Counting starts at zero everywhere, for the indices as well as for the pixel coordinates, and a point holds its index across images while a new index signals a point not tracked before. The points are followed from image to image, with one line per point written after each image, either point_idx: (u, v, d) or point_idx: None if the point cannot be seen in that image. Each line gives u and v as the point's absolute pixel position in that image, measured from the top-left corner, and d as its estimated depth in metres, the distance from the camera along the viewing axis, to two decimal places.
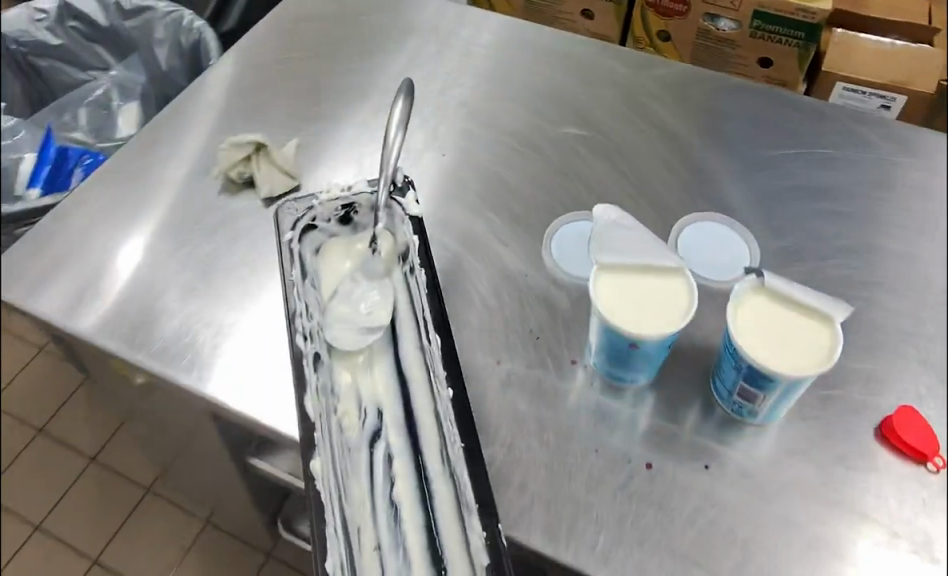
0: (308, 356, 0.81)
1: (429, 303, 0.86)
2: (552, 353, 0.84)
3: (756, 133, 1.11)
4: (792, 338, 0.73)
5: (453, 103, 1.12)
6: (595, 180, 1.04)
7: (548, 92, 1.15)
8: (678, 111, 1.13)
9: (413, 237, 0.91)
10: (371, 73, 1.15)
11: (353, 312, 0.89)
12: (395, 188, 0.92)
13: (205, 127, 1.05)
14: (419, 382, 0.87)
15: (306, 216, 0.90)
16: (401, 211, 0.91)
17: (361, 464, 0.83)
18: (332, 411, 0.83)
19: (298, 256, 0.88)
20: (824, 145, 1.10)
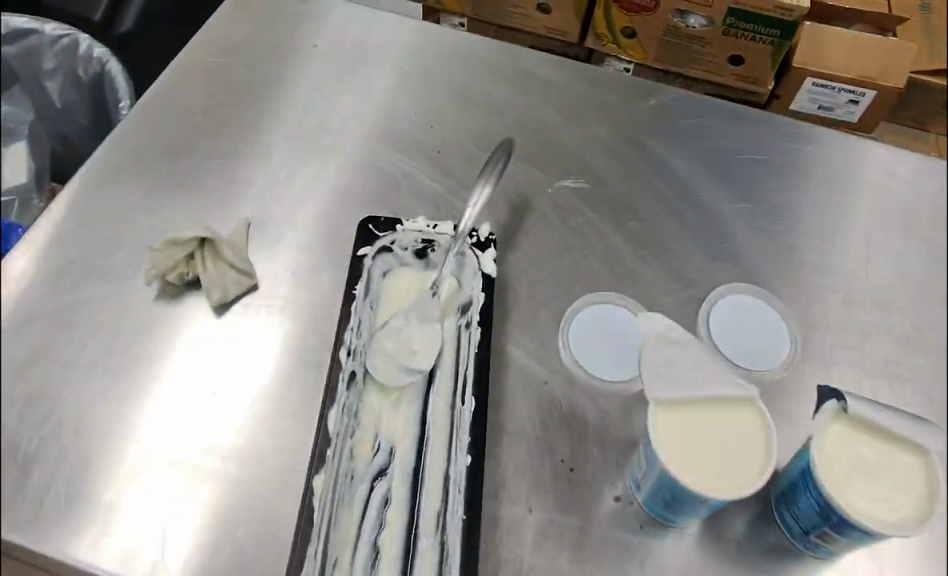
0: (343, 373, 0.74)
1: (473, 370, 0.75)
2: (589, 489, 0.71)
3: (777, 170, 0.97)
4: (884, 479, 0.62)
5: (430, 154, 0.95)
6: (606, 241, 0.88)
7: (535, 132, 0.98)
8: (687, 146, 0.99)
9: (480, 295, 0.80)
10: (325, 118, 0.96)
11: (397, 346, 0.78)
12: (477, 240, 0.83)
13: (125, 212, 0.84)
14: (440, 437, 0.75)
15: (385, 237, 0.82)
16: (475, 263, 0.82)
17: (357, 495, 0.71)
18: (348, 433, 0.72)
19: (366, 276, 0.80)
20: (854, 184, 0.96)
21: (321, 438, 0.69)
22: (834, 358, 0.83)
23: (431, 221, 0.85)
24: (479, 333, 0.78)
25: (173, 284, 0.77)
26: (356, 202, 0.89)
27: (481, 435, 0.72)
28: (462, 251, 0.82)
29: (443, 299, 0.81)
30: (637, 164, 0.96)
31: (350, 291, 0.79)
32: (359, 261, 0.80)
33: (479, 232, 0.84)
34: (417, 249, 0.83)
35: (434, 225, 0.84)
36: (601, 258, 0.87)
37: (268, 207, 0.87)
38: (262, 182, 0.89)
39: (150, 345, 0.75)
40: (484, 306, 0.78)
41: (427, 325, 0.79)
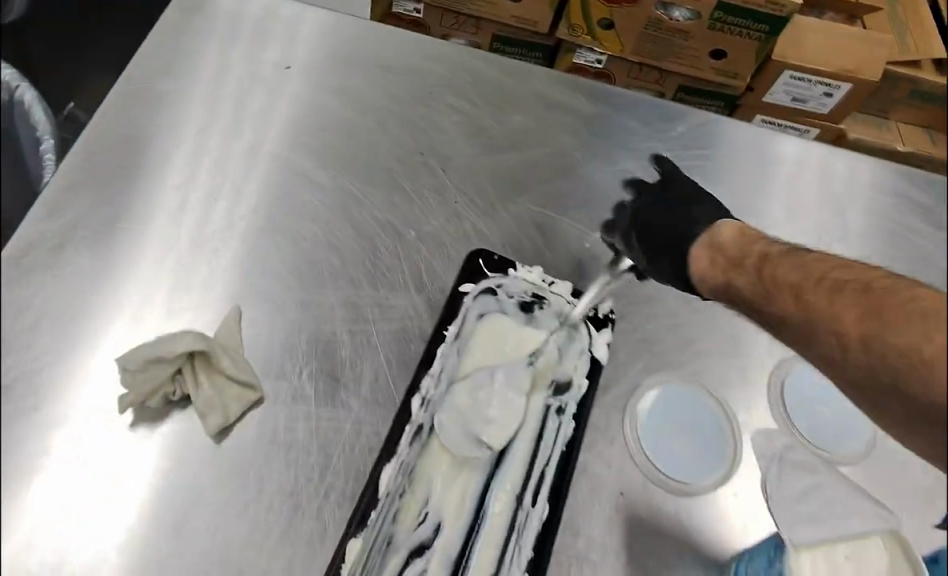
0: (412, 426, 0.64)
1: (555, 463, 0.65)
2: None
3: (821, 208, 0.89)
4: None
5: (442, 203, 0.80)
6: (659, 304, 0.77)
7: (557, 173, 0.86)
8: (722, 183, 0.89)
9: (583, 380, 0.68)
10: (316, 165, 0.80)
11: (471, 406, 0.65)
12: (593, 315, 0.71)
13: (87, 308, 0.67)
14: (497, 529, 0.62)
15: (493, 278, 0.73)
16: (585, 342, 0.70)
17: (389, 569, 0.59)
18: (398, 492, 0.61)
19: (463, 312, 0.71)
20: (898, 224, 0.90)
21: (368, 495, 0.60)
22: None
23: (549, 277, 0.74)
24: (574, 425, 0.66)
25: (158, 406, 0.62)
26: (365, 271, 0.74)
27: (547, 547, 0.60)
28: (574, 320, 0.71)
29: (538, 369, 0.68)
30: None
31: (443, 328, 0.69)
32: (458, 296, 0.71)
33: (597, 307, 0.72)
34: (523, 301, 0.72)
35: (551, 281, 0.74)
36: (659, 326, 0.76)
37: (260, 287, 0.71)
38: (250, 252, 0.73)
39: (124, 467, 0.60)
40: (585, 400, 0.67)
41: (513, 393, 0.66)
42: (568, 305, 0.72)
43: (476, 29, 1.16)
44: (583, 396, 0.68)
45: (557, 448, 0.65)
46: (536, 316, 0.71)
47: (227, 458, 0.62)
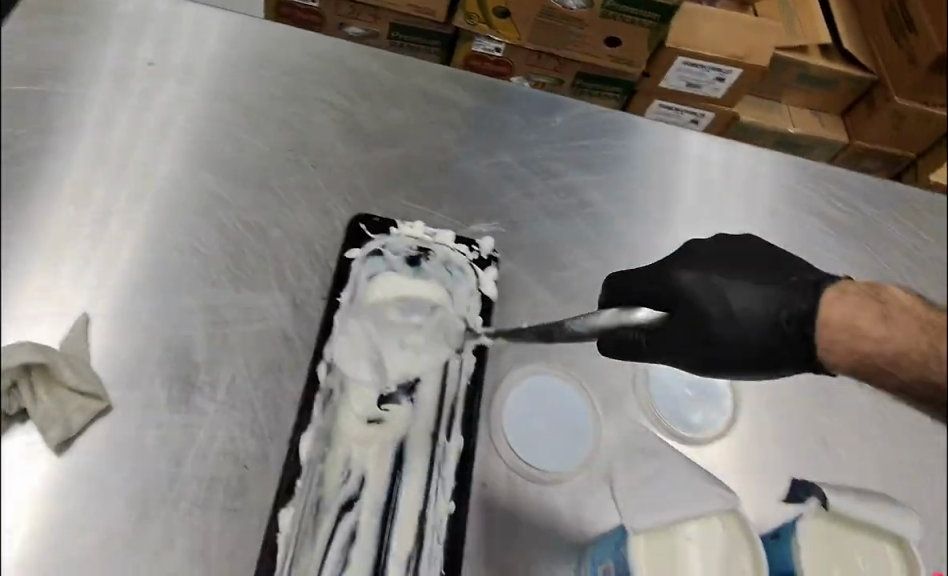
0: (321, 390, 0.65)
1: (463, 406, 0.67)
2: None
3: (695, 200, 0.92)
4: None
5: (311, 200, 0.79)
6: (526, 298, 0.80)
7: (430, 166, 0.85)
8: (597, 173, 0.91)
9: (476, 317, 0.71)
10: (176, 162, 0.78)
11: (375, 363, 0.68)
12: (476, 256, 0.73)
13: None
14: (418, 473, 0.66)
15: (377, 239, 0.72)
16: (474, 284, 0.72)
17: (321, 531, 0.62)
18: (319, 457, 0.63)
19: (353, 279, 0.70)
20: (762, 212, 0.94)
21: (291, 466, 0.61)
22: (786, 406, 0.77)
23: (431, 228, 0.73)
24: (474, 360, 0.69)
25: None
26: (227, 272, 0.73)
27: (467, 478, 0.64)
28: (459, 265, 0.73)
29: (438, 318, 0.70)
30: (547, 199, 0.87)
31: (335, 295, 0.69)
32: (345, 263, 0.70)
33: (480, 247, 0.73)
34: (410, 256, 0.72)
35: (434, 232, 0.73)
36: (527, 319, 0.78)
37: (118, 293, 0.69)
38: (109, 258, 0.71)
39: None
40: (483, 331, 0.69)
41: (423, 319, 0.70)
42: (451, 252, 0.73)
43: (374, 17, 0.88)
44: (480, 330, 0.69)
45: (461, 387, 0.68)
46: (425, 269, 0.72)
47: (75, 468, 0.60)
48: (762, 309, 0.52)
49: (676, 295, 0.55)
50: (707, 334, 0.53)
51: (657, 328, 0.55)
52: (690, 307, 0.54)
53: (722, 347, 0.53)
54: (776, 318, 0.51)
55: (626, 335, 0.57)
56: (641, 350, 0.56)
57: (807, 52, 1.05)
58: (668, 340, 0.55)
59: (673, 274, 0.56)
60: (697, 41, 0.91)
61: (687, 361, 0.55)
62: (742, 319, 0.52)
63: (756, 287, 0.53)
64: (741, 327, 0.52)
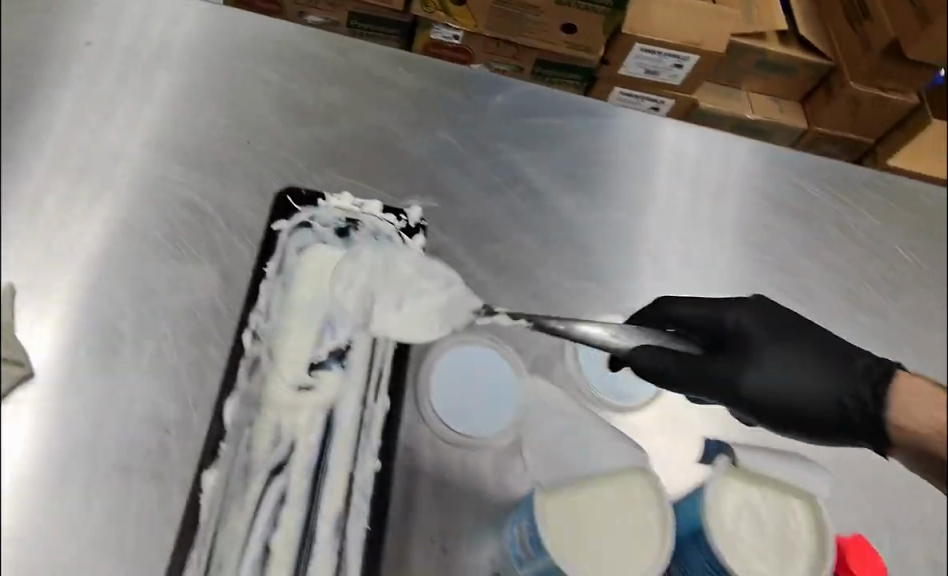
0: (246, 358, 0.65)
1: (389, 369, 0.68)
2: (464, 561, 0.64)
3: (637, 175, 0.93)
4: (771, 545, 0.58)
5: (247, 175, 0.80)
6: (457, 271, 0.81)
7: (368, 144, 0.86)
8: (536, 150, 0.92)
9: None
10: (111, 136, 0.78)
11: (304, 331, 0.70)
12: (405, 224, 0.74)
13: None
14: (349, 434, 0.65)
15: (305, 211, 0.73)
16: (401, 252, 0.74)
17: (250, 495, 0.62)
18: (246, 421, 0.63)
19: (280, 250, 0.71)
20: (706, 188, 0.95)
21: (215, 432, 0.60)
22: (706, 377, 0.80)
23: (359, 200, 0.75)
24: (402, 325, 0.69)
25: None
26: (159, 245, 0.74)
27: (392, 436, 0.65)
28: (388, 234, 0.74)
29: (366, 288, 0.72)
30: (485, 175, 0.88)
31: (261, 266, 0.70)
32: (272, 235, 0.71)
33: (409, 216, 0.75)
34: (339, 227, 0.74)
35: (362, 203, 0.75)
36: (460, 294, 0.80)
37: (47, 265, 0.70)
38: (41, 232, 0.71)
39: None
40: None
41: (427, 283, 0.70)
42: (379, 222, 0.74)
43: (332, 6, 0.93)
44: None
45: (388, 351, 0.69)
46: (354, 239, 0.73)
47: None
48: (826, 372, 0.55)
49: (737, 336, 0.59)
50: (764, 381, 0.56)
51: (699, 360, 0.58)
52: (747, 353, 0.58)
53: (772, 397, 0.56)
54: (839, 384, 0.55)
55: (649, 365, 0.58)
56: (668, 381, 0.57)
57: (765, 38, 1.03)
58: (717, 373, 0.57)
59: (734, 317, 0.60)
60: (650, 26, 0.95)
61: (725, 401, 0.57)
62: (804, 377, 0.56)
63: (821, 351, 0.57)
64: (809, 387, 0.55)
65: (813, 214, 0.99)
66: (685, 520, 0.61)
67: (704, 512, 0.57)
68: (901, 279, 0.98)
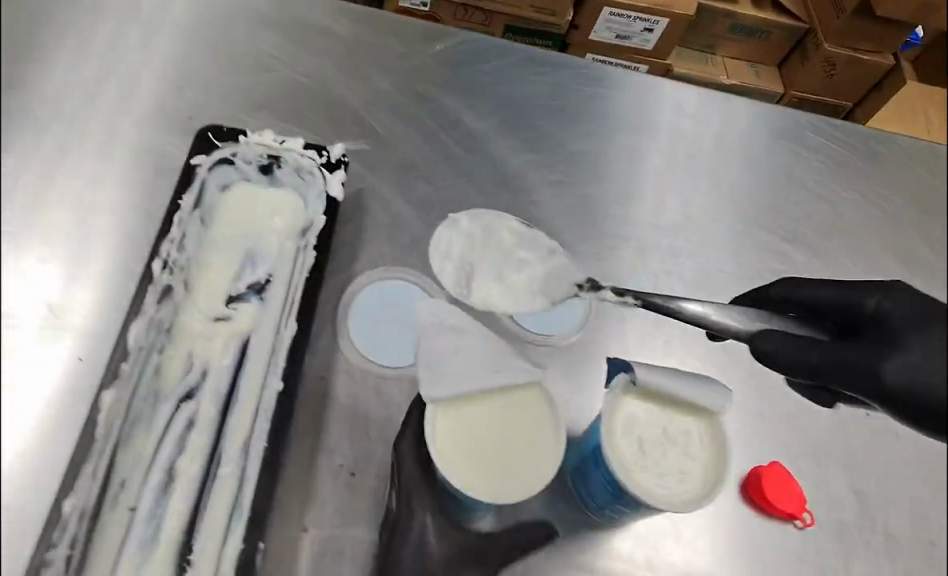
0: (156, 286, 0.66)
1: (301, 296, 0.68)
2: (373, 488, 0.64)
3: (578, 126, 0.92)
4: (661, 457, 0.61)
5: (178, 118, 0.81)
6: (387, 211, 0.79)
7: (302, 88, 0.85)
8: (477, 94, 0.91)
9: (321, 217, 0.73)
10: (41, 81, 0.79)
11: (223, 265, 0.71)
12: (325, 160, 0.75)
13: None
14: (260, 362, 0.66)
15: (226, 148, 0.74)
16: (322, 186, 0.74)
17: (158, 419, 0.62)
18: (155, 347, 0.64)
19: (198, 184, 0.72)
20: (653, 136, 0.94)
21: (117, 351, 0.62)
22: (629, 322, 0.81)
23: (280, 137, 0.76)
24: (316, 254, 0.71)
25: None
26: (84, 185, 0.75)
27: (297, 359, 0.65)
28: (309, 170, 0.75)
29: (288, 223, 0.73)
30: (423, 118, 0.87)
31: (177, 199, 0.71)
32: (190, 170, 0.72)
33: (330, 152, 0.76)
34: (262, 165, 0.75)
35: (284, 140, 0.76)
36: (382, 229, 0.78)
37: None
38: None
39: None
40: (325, 227, 0.72)
41: (523, 255, 0.80)
42: (301, 158, 0.75)
43: None
44: (323, 228, 0.72)
45: (301, 279, 0.70)
46: (277, 176, 0.75)
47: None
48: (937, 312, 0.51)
49: (877, 320, 0.52)
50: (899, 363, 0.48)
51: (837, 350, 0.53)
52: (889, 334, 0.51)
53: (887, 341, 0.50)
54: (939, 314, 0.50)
55: (773, 350, 0.56)
56: (807, 369, 0.54)
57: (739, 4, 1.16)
58: (851, 362, 0.51)
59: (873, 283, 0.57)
60: None
61: (871, 394, 0.49)
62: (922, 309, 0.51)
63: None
64: None
65: (761, 160, 0.96)
66: (587, 446, 0.64)
67: (600, 437, 0.61)
68: (856, 226, 0.95)
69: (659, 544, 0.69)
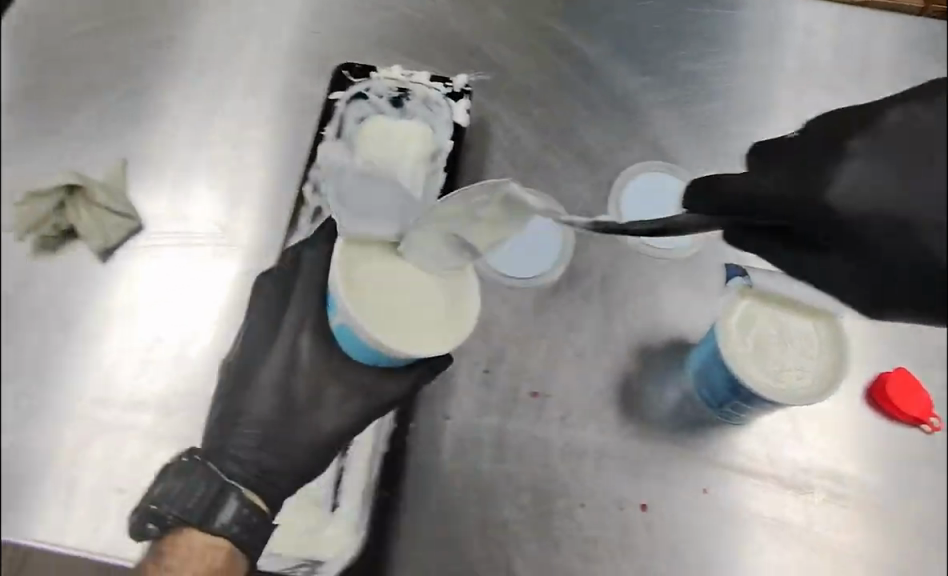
0: (309, 210, 0.75)
1: None
2: (506, 385, 0.71)
3: (691, 49, 0.92)
4: (776, 353, 0.64)
5: (314, 59, 0.87)
6: (507, 134, 0.84)
7: (422, 22, 0.90)
8: (590, 16, 0.92)
9: (449, 143, 0.79)
10: (194, 32, 0.87)
11: None
12: (450, 90, 0.81)
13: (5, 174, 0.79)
14: None
15: (360, 84, 0.80)
16: (449, 114, 0.80)
17: None
18: None
19: (338, 117, 0.79)
20: (768, 52, 0.93)
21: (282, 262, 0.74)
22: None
23: (408, 71, 0.82)
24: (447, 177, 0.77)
25: (49, 237, 0.74)
26: (238, 124, 0.84)
27: None
28: (436, 101, 0.80)
29: (420, 151, 0.77)
30: (536, 44, 0.89)
31: (321, 131, 0.79)
32: (331, 105, 0.79)
33: (454, 82, 0.81)
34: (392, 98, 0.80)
35: (410, 73, 0.81)
36: (503, 153, 0.83)
37: (158, 151, 0.82)
38: (147, 124, 0.83)
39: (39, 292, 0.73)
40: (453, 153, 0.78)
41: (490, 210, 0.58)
42: (428, 89, 0.80)
43: None
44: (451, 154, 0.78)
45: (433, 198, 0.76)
46: (407, 107, 0.79)
47: (157, 345, 0.73)
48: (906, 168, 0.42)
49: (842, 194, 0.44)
50: (849, 186, 0.43)
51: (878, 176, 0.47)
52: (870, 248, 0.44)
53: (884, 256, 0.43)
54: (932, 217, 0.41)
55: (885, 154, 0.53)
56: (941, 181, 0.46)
57: None
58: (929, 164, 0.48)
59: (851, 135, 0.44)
60: None
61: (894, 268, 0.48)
62: (862, 179, 0.42)
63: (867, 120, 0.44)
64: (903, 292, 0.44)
65: (884, 74, 0.94)
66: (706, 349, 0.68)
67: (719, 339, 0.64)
68: None
69: (781, 442, 0.72)
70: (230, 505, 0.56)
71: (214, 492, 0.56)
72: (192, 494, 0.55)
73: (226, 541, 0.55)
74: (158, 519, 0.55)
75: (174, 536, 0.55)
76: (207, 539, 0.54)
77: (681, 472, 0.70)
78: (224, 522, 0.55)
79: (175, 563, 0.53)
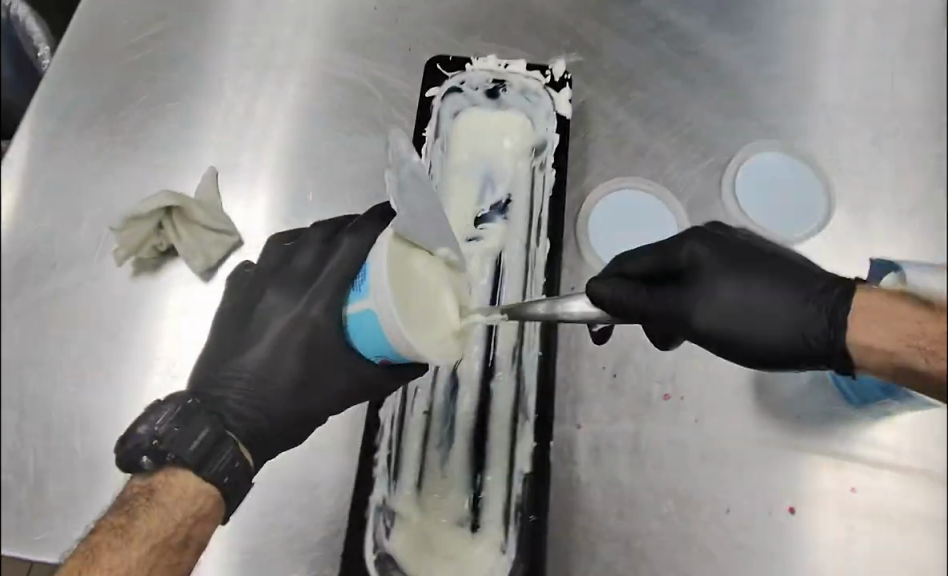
0: None
1: (549, 210, 0.71)
2: (637, 391, 0.68)
3: (797, 7, 0.85)
4: None
5: (396, 50, 0.83)
6: (610, 123, 0.80)
7: (508, 4, 0.84)
8: None
9: (553, 136, 0.74)
10: (270, 31, 0.83)
11: (469, 192, 0.73)
12: (550, 80, 0.75)
13: (90, 191, 0.76)
14: (515, 279, 0.71)
15: (454, 77, 0.76)
16: (550, 105, 0.75)
17: None
18: None
19: (435, 115, 0.74)
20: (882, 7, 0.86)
21: None
22: (868, 213, 0.78)
23: (503, 61, 0.76)
24: (555, 174, 0.72)
25: (150, 256, 0.71)
26: (326, 126, 0.79)
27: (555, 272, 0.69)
28: (535, 90, 0.75)
29: (520, 147, 0.74)
30: (630, 21, 0.84)
31: (418, 132, 0.74)
32: (427, 103, 0.75)
33: (553, 70, 0.76)
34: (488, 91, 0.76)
35: (507, 63, 0.76)
36: (607, 143, 0.79)
37: (245, 158, 0.78)
38: (232, 131, 0.79)
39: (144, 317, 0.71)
40: (560, 147, 0.73)
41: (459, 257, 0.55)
42: (526, 79, 0.75)
43: None
44: (558, 147, 0.73)
45: (546, 200, 0.72)
46: (505, 100, 0.75)
47: None
48: (787, 297, 0.50)
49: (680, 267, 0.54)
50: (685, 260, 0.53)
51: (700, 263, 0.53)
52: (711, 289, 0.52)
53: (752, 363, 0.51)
54: (809, 302, 0.50)
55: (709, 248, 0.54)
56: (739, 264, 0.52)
57: None
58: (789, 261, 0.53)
59: (684, 246, 0.54)
60: None
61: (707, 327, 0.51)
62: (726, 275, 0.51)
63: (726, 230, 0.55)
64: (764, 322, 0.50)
65: None
66: None
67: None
68: None
69: (930, 433, 0.68)
70: (227, 454, 0.54)
71: (212, 439, 0.54)
72: (196, 435, 0.54)
73: (221, 493, 0.55)
74: (154, 451, 0.54)
75: (172, 473, 0.54)
76: (202, 485, 0.54)
77: (828, 471, 0.67)
78: (216, 472, 0.54)
79: (169, 501, 0.53)
